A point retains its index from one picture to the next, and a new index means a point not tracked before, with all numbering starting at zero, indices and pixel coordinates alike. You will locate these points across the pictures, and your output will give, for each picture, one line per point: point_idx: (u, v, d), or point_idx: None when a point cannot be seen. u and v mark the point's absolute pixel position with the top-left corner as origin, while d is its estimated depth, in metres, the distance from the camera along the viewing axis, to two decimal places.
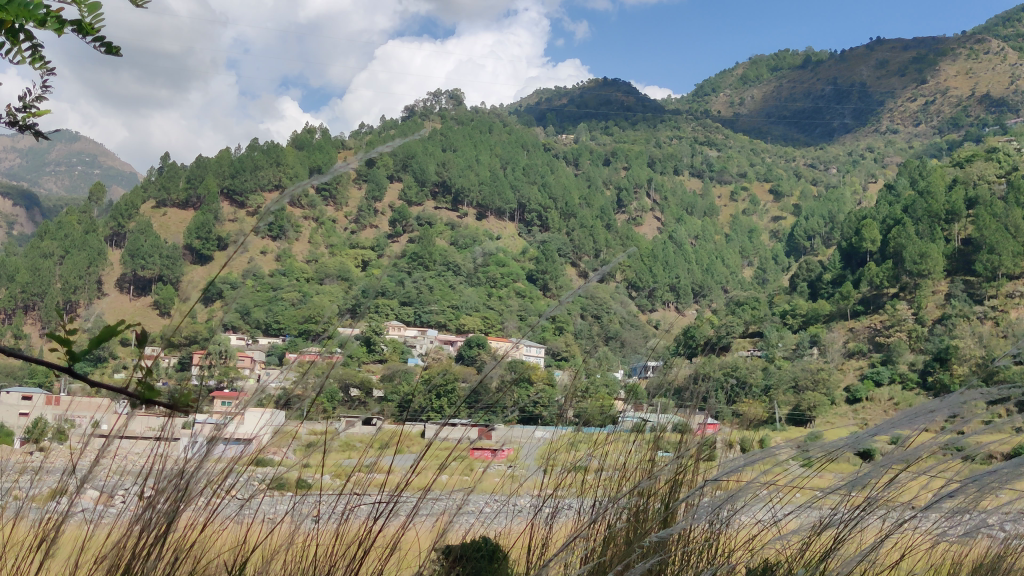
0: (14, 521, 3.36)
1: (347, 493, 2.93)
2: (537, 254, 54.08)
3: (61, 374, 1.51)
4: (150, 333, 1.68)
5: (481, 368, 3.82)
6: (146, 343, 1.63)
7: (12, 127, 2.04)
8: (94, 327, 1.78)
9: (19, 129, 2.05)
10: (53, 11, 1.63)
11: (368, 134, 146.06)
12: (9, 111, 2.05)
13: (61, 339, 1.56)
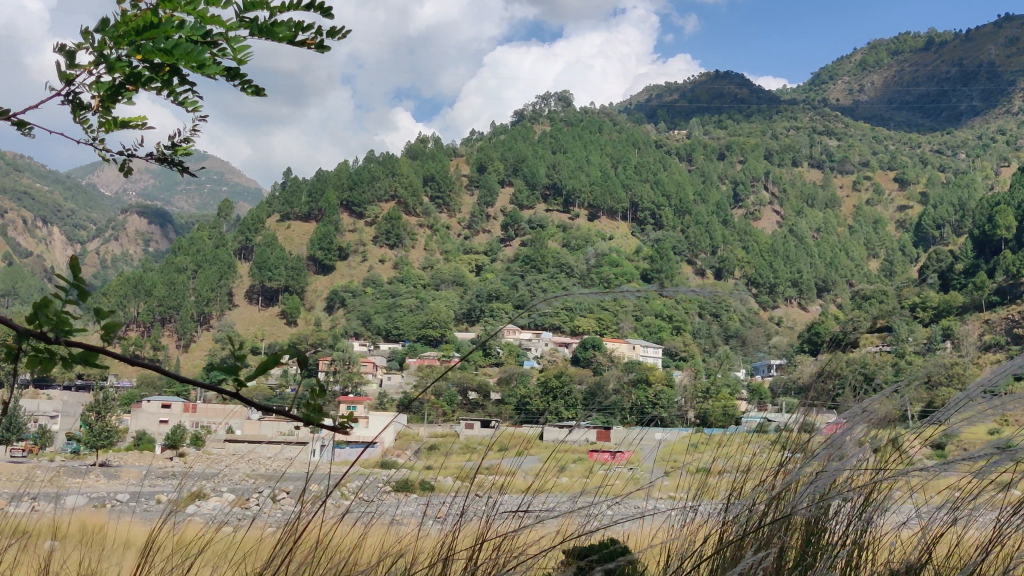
0: (168, 525, 3.59)
1: (475, 492, 2.97)
2: (652, 253, 53.93)
3: (195, 393, 1.54)
4: (304, 355, 1.75)
5: (594, 371, 3.82)
6: (295, 367, 1.68)
7: (155, 161, 2.15)
8: (251, 352, 1.80)
9: (160, 163, 2.16)
10: (198, 60, 1.61)
11: (480, 140, 147.74)
12: (154, 151, 2.17)
13: (226, 373, 1.64)
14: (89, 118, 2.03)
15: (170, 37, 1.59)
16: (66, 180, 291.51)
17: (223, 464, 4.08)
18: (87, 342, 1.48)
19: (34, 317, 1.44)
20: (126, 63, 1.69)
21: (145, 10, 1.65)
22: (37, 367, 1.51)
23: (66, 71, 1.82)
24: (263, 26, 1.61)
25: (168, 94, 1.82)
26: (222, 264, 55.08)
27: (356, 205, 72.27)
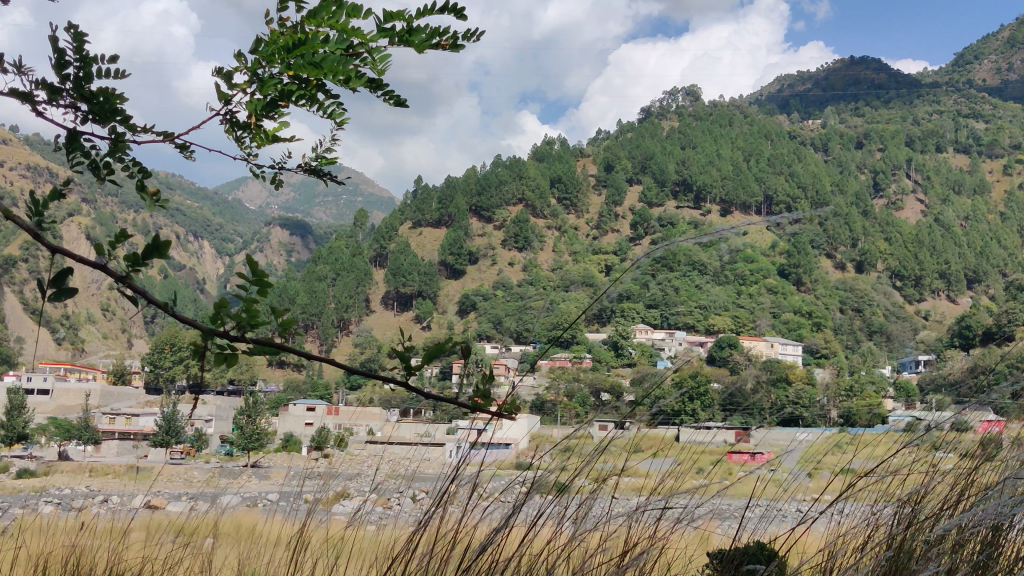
0: (321, 524, 3.76)
1: (610, 495, 2.97)
2: (789, 248, 53.17)
3: (356, 383, 1.65)
4: (458, 347, 1.80)
5: (728, 368, 3.79)
6: (452, 361, 1.74)
7: (300, 170, 2.24)
8: (405, 346, 1.88)
9: (305, 171, 2.24)
10: (335, 53, 1.68)
11: (606, 139, 147.08)
12: (296, 162, 2.26)
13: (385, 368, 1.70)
14: (244, 136, 2.16)
15: (325, 44, 1.67)
16: (213, 197, 291.65)
17: (363, 465, 4.23)
18: (265, 339, 1.51)
19: (220, 321, 1.49)
20: (287, 80, 1.80)
21: (297, 25, 1.75)
22: (215, 364, 1.56)
23: (229, 94, 1.97)
24: (401, 33, 1.69)
25: (310, 107, 1.89)
26: (359, 271, 57.15)
27: (485, 210, 73.36)
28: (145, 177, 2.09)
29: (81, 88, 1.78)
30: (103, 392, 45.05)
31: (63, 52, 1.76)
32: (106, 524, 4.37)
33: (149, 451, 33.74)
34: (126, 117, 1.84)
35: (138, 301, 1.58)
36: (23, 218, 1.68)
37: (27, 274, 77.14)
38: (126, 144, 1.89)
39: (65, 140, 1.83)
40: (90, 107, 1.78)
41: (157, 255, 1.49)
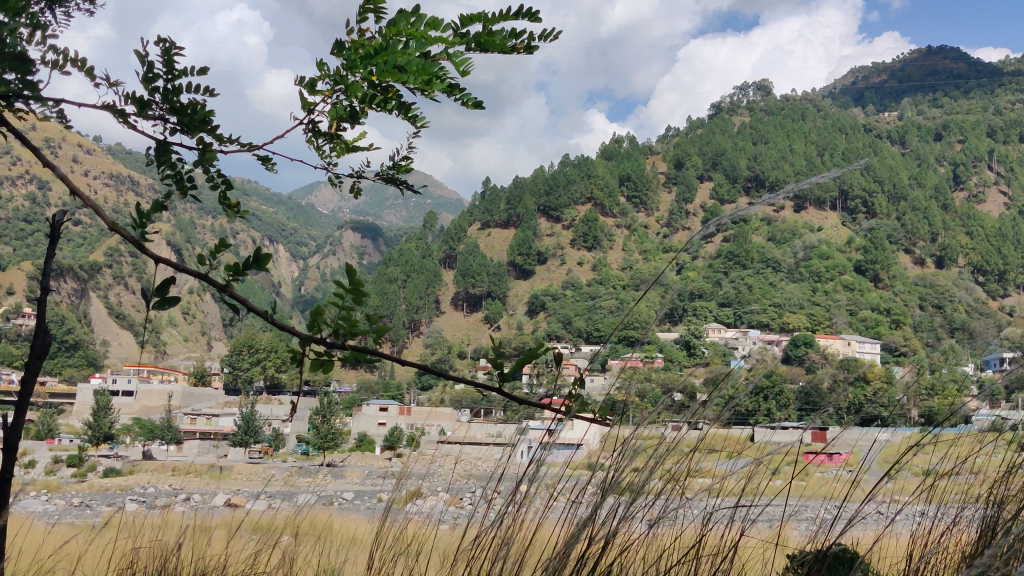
0: (399, 523, 3.81)
1: (688, 493, 2.94)
2: (866, 245, 52.07)
3: (440, 380, 1.66)
4: (537, 352, 1.81)
5: (807, 368, 3.70)
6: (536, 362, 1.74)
7: (375, 178, 2.27)
8: (488, 346, 1.89)
9: (382, 179, 2.27)
10: (414, 52, 1.70)
11: (675, 136, 145.42)
12: (372, 168, 2.29)
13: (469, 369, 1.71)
14: (321, 143, 2.20)
15: (406, 51, 1.70)
16: (287, 203, 291.35)
17: (436, 464, 4.23)
18: (356, 342, 1.51)
19: (317, 326, 1.51)
20: (366, 88, 1.84)
21: (376, 33, 1.77)
22: (305, 364, 1.59)
23: (307, 101, 2.04)
24: (476, 35, 1.69)
25: (388, 116, 1.93)
26: (429, 273, 57.74)
27: (554, 210, 73.26)
28: (232, 189, 2.14)
29: (172, 101, 1.84)
30: (185, 393, 46.40)
31: (153, 63, 1.83)
32: (191, 521, 4.49)
33: (229, 450, 34.66)
34: (214, 126, 1.91)
35: (239, 307, 1.62)
36: (126, 227, 1.74)
37: (112, 280, 79.69)
38: (215, 154, 1.95)
39: (154, 153, 1.90)
40: (179, 120, 1.85)
41: (256, 264, 1.52)
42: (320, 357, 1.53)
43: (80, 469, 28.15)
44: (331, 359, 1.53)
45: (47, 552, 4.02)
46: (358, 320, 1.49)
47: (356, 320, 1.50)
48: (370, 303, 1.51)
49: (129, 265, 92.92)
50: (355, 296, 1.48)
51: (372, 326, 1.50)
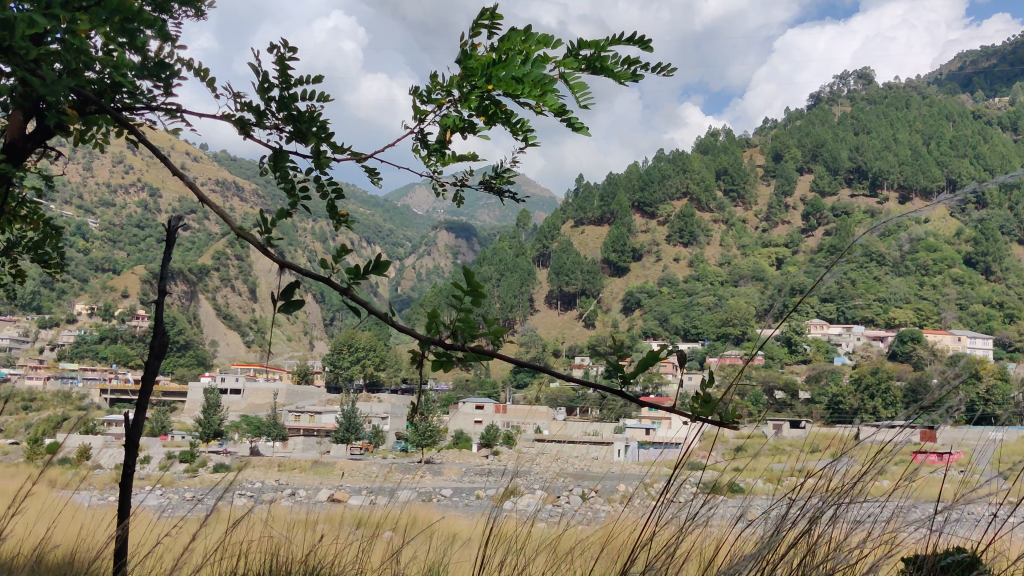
0: (502, 518, 3.82)
1: (794, 495, 2.86)
2: (979, 238, 50.39)
3: (567, 380, 1.65)
4: (655, 353, 1.79)
5: (917, 366, 3.61)
6: (661, 365, 1.73)
7: (480, 189, 2.29)
8: (605, 348, 1.89)
9: (488, 190, 2.29)
10: (515, 52, 1.74)
11: (773, 129, 142.44)
12: (477, 180, 2.31)
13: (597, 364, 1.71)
14: (429, 153, 2.25)
15: (525, 63, 1.74)
16: (382, 204, 291.78)
17: (534, 463, 4.23)
18: (475, 339, 1.52)
19: (436, 324, 1.50)
20: (480, 97, 1.87)
21: (489, 46, 1.81)
22: (426, 364, 1.59)
23: (417, 116, 2.10)
24: (591, 55, 1.75)
25: (487, 118, 1.95)
26: (523, 271, 58.17)
27: (649, 206, 72.66)
28: (342, 196, 2.20)
29: (289, 112, 1.93)
30: (289, 391, 47.78)
31: (272, 75, 1.91)
32: (297, 514, 4.60)
33: (331, 447, 35.87)
34: (329, 134, 1.98)
35: (362, 308, 1.65)
36: (253, 231, 1.80)
37: (218, 283, 82.40)
38: (328, 162, 2.02)
39: (274, 160, 2.00)
40: (297, 127, 1.94)
41: (375, 266, 1.55)
42: (439, 355, 1.52)
43: (192, 464, 29.36)
44: (450, 359, 1.52)
45: (166, 543, 4.20)
46: (476, 318, 1.48)
47: (473, 318, 1.50)
48: (485, 304, 1.50)
49: (234, 267, 96.02)
50: (469, 296, 1.47)
51: (490, 326, 1.50)
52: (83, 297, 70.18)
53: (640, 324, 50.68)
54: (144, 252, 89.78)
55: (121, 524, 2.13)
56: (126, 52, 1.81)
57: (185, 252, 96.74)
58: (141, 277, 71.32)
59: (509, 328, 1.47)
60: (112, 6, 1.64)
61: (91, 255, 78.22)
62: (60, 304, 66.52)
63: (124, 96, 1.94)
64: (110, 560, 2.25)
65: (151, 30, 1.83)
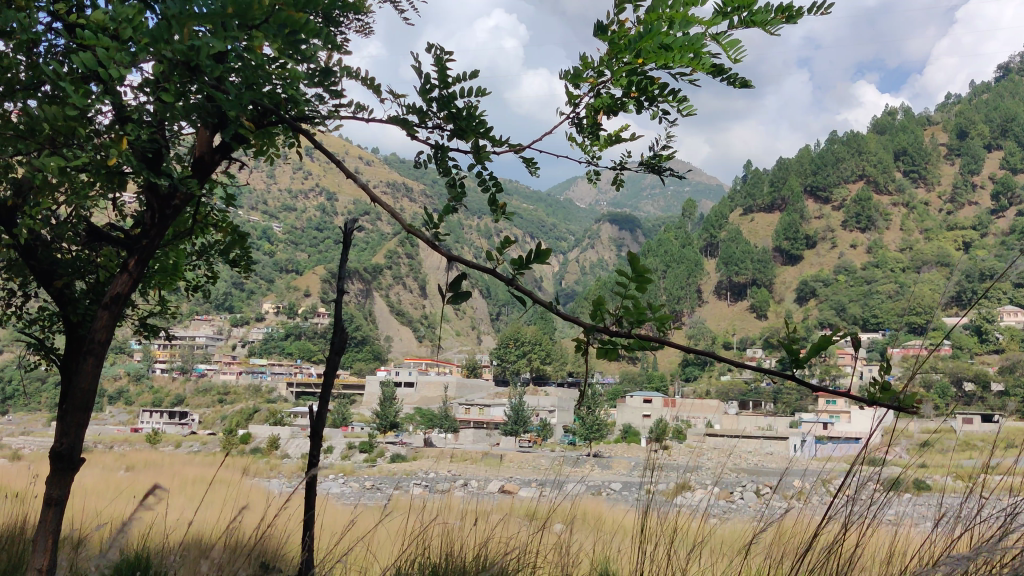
0: (671, 514, 3.74)
1: (982, 495, 2.68)
2: None
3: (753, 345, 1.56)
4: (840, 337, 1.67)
5: None
6: (844, 346, 1.58)
7: (640, 171, 2.27)
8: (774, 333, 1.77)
9: (649, 171, 2.27)
10: (664, 22, 1.74)
11: (955, 105, 135.11)
12: (637, 159, 2.28)
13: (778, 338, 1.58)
14: (588, 142, 2.27)
15: (676, 35, 1.73)
16: (546, 199, 292.55)
17: (707, 460, 4.12)
18: (640, 325, 1.48)
19: (598, 314, 1.49)
20: (632, 74, 1.89)
21: (637, 20, 1.81)
22: (594, 356, 1.54)
23: (570, 100, 2.16)
24: (742, 19, 1.67)
25: (618, 89, 1.95)
26: (690, 262, 57.40)
27: (821, 191, 70.23)
28: (502, 187, 2.24)
29: (446, 106, 2.00)
30: (459, 384, 49.07)
31: (431, 76, 1.99)
32: (468, 505, 4.70)
33: (501, 439, 36.64)
34: (489, 128, 2.04)
35: (524, 300, 1.66)
36: (417, 231, 1.87)
37: (389, 280, 85.79)
38: (488, 154, 2.09)
39: (436, 158, 2.08)
40: (456, 124, 2.01)
41: (537, 258, 1.55)
42: (602, 345, 1.53)
43: (371, 454, 30.75)
44: (615, 347, 1.52)
45: (350, 533, 4.43)
46: (640, 306, 1.44)
47: (636, 308, 1.46)
48: (648, 291, 1.45)
49: (405, 265, 99.60)
50: (631, 285, 1.43)
51: (655, 316, 1.47)
52: (269, 296, 74.52)
53: (816, 315, 49.04)
54: (322, 252, 94.45)
55: (312, 512, 2.25)
56: (294, 60, 1.90)
57: (359, 251, 101.05)
58: (320, 276, 74.99)
59: (671, 319, 1.45)
60: (282, 18, 1.75)
61: (274, 257, 83.13)
62: (249, 303, 70.92)
63: (297, 104, 2.05)
64: (301, 561, 2.38)
65: (316, 44, 1.92)
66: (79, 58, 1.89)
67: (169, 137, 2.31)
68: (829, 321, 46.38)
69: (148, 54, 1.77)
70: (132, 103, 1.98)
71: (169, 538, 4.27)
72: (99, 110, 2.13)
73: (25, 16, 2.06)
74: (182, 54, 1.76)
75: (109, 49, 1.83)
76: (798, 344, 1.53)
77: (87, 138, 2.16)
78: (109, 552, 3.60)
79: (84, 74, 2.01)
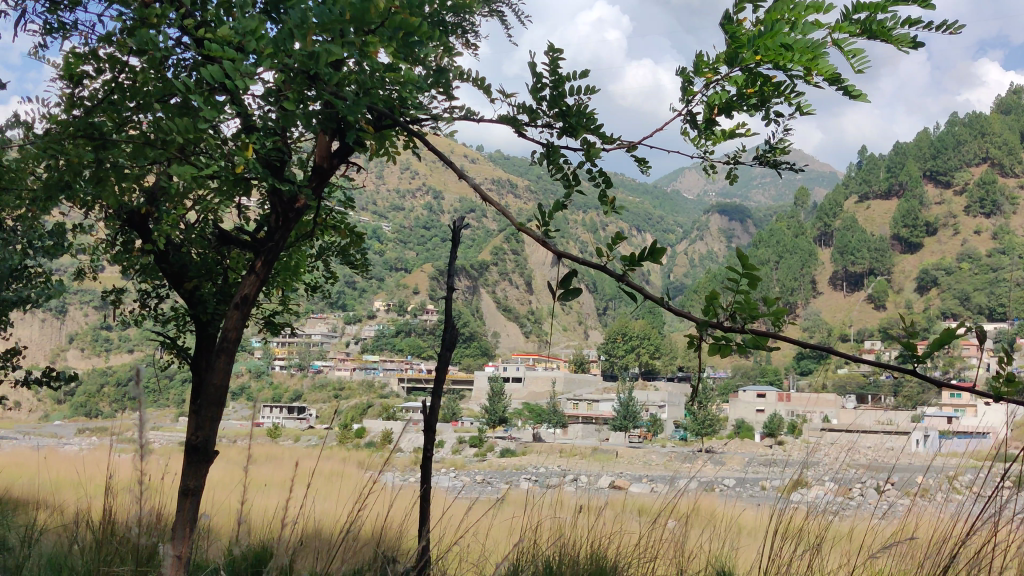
0: (789, 510, 3.68)
1: None
2: None
3: (885, 339, 1.52)
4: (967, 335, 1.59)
5: None
6: (981, 344, 1.49)
7: (758, 166, 2.27)
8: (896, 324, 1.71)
9: (765, 165, 2.25)
10: (782, 22, 1.75)
11: None
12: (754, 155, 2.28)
13: (901, 336, 1.50)
14: (703, 136, 2.29)
15: (794, 34, 1.75)
16: (652, 190, 292.10)
17: (821, 454, 4.05)
18: (753, 322, 1.47)
19: (713, 307, 1.48)
20: (749, 72, 1.92)
21: (753, 18, 1.82)
22: (713, 353, 1.52)
23: (687, 98, 2.19)
24: (864, 19, 1.67)
25: (720, 79, 1.95)
26: (803, 252, 56.45)
27: (942, 175, 67.97)
28: (614, 180, 2.26)
29: (560, 105, 2.05)
30: (567, 379, 49.28)
31: (544, 78, 2.04)
32: (580, 499, 4.73)
33: (610, 435, 36.57)
34: (599, 127, 2.08)
35: (636, 295, 1.66)
36: (530, 227, 1.89)
37: (496, 276, 87.07)
38: (600, 150, 2.12)
39: (548, 154, 2.12)
40: (568, 121, 2.06)
41: (648, 253, 1.55)
42: (716, 340, 1.51)
43: (481, 449, 31.26)
44: (727, 342, 1.50)
45: (465, 526, 4.54)
46: (752, 302, 1.43)
47: (749, 303, 1.45)
48: (760, 287, 1.45)
49: (512, 262, 100.83)
50: (743, 281, 1.42)
51: (769, 309, 1.44)
52: (380, 294, 76.70)
53: (937, 306, 47.55)
54: (430, 250, 96.40)
55: (426, 504, 2.32)
56: (409, 71, 1.98)
57: (467, 249, 102.93)
58: (429, 274, 76.66)
59: (787, 311, 1.42)
60: (399, 23, 1.82)
61: (384, 255, 85.37)
62: (362, 301, 72.97)
63: (412, 111, 2.11)
64: (418, 552, 2.45)
65: (432, 48, 1.99)
66: (211, 71, 1.99)
67: (293, 146, 2.42)
68: (951, 311, 44.91)
69: (273, 63, 1.86)
70: (259, 114, 2.08)
71: (291, 528, 4.45)
72: (228, 123, 2.26)
73: (161, 39, 2.20)
74: (308, 65, 1.83)
75: (236, 61, 1.92)
76: (918, 340, 1.49)
77: (217, 147, 2.29)
78: (237, 540, 3.76)
79: (214, 86, 2.12)
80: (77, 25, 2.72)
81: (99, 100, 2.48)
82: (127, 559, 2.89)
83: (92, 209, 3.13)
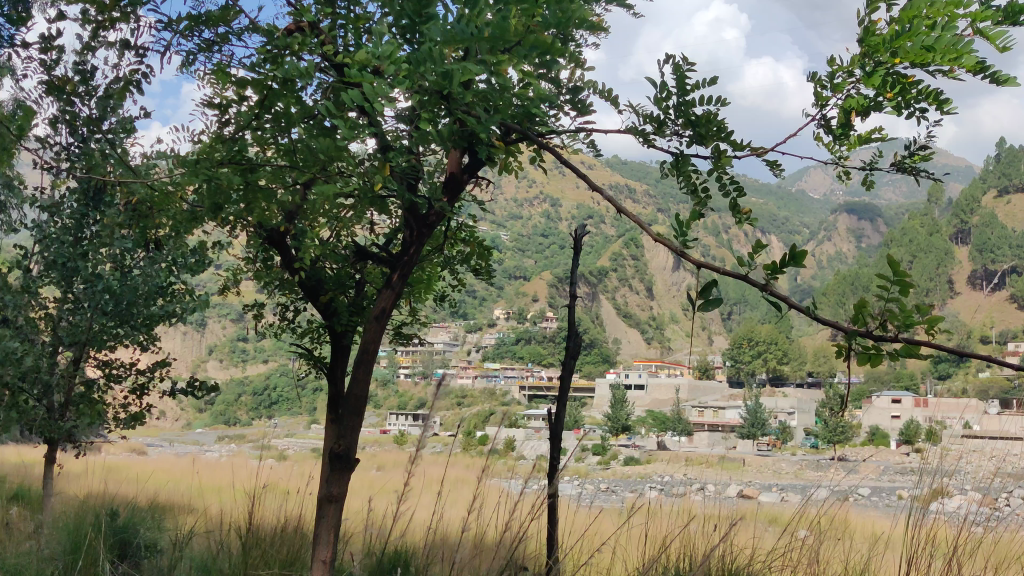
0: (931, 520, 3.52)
1: None
2: None
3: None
4: None
5: None
6: None
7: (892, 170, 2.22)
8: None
9: (899, 169, 2.21)
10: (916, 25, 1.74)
11: None
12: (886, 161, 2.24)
13: None
14: (837, 142, 2.25)
15: (938, 37, 1.74)
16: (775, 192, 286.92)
17: (961, 463, 3.90)
18: (907, 330, 1.41)
19: (862, 315, 1.45)
20: (889, 74, 1.90)
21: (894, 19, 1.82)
22: (859, 361, 1.49)
23: (818, 101, 2.16)
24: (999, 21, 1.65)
25: (848, 80, 1.94)
26: (938, 252, 54.31)
27: None
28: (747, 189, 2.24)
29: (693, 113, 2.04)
30: (692, 386, 48.59)
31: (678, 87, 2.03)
32: (708, 509, 4.66)
33: (738, 443, 35.67)
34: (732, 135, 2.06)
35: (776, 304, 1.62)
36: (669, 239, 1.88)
37: (615, 283, 86.96)
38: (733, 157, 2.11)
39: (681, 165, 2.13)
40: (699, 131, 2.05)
41: (790, 259, 1.52)
42: (865, 349, 1.49)
43: (604, 456, 31.22)
44: (877, 351, 1.47)
45: (587, 535, 4.56)
46: (907, 310, 1.38)
47: (906, 311, 1.40)
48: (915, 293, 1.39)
49: (632, 268, 100.50)
50: (895, 287, 1.37)
51: (923, 317, 1.40)
52: (500, 303, 77.76)
53: None
54: (549, 258, 96.99)
55: (552, 514, 2.35)
56: (539, 86, 2.02)
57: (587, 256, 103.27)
58: (549, 282, 77.28)
59: (940, 318, 1.37)
60: (535, 41, 1.85)
61: (504, 264, 86.53)
62: (482, 310, 74.07)
63: (538, 124, 2.15)
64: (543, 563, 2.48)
65: (561, 60, 2.01)
66: (347, 96, 2.06)
67: (427, 165, 2.50)
68: None
69: (410, 84, 1.92)
70: (393, 135, 2.14)
71: (416, 536, 4.55)
72: (364, 145, 2.35)
73: (304, 65, 2.30)
74: (440, 83, 1.89)
75: (375, 84, 1.98)
76: None
77: (352, 167, 2.38)
78: (366, 547, 3.89)
79: (352, 108, 2.21)
80: (221, 54, 2.86)
81: (243, 124, 2.59)
82: (269, 564, 3.01)
83: (235, 226, 3.28)
